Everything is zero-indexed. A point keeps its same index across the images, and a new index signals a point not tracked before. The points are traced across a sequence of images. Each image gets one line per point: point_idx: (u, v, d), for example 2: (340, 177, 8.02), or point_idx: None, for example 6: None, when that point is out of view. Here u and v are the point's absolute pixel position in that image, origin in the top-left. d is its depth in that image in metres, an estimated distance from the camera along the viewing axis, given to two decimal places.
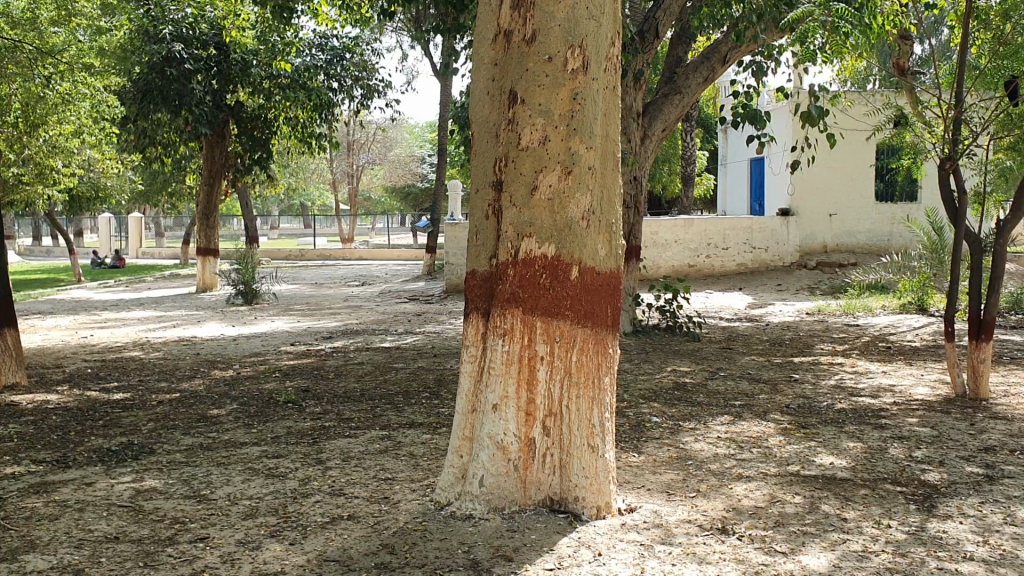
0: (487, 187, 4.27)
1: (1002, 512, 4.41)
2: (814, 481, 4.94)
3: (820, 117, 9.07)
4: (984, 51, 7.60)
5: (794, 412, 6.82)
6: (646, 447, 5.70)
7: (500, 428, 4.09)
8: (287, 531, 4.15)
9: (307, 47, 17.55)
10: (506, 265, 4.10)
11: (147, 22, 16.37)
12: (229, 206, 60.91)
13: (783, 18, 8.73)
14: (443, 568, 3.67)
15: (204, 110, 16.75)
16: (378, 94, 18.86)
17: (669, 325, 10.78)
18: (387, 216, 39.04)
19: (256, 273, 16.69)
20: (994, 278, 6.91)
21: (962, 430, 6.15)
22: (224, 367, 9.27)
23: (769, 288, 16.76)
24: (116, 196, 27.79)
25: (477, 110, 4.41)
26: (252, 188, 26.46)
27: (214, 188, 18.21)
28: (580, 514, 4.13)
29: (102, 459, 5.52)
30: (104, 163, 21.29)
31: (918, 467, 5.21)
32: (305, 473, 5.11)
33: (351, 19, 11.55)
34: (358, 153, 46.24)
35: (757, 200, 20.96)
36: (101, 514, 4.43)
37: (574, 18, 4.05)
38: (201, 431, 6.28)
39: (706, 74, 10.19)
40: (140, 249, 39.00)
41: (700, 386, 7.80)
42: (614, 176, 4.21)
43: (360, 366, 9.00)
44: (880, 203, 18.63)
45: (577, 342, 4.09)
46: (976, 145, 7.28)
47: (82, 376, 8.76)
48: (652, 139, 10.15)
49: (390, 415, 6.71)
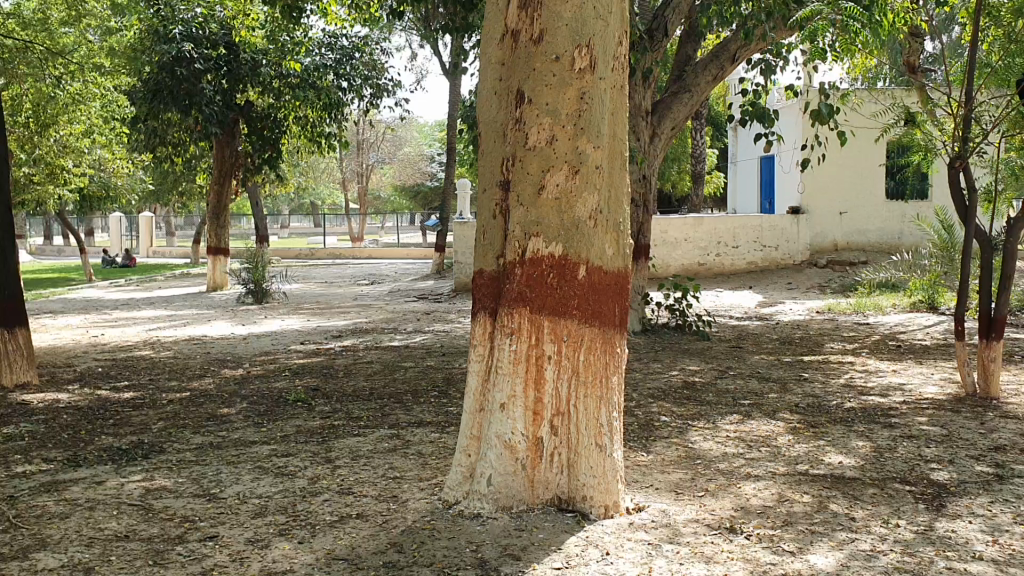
0: (494, 187, 4.24)
1: (1012, 512, 4.39)
2: (823, 480, 4.93)
3: (830, 116, 8.97)
4: (995, 48, 7.56)
5: (804, 411, 6.79)
6: (655, 446, 5.68)
7: (508, 428, 4.09)
8: (295, 530, 4.16)
9: (316, 46, 17.57)
10: (514, 265, 4.10)
11: (157, 23, 16.46)
12: (240, 204, 61.18)
13: (793, 17, 8.70)
14: (451, 567, 3.67)
15: (214, 110, 16.78)
16: (387, 93, 18.89)
17: (679, 325, 10.78)
18: (397, 216, 39.08)
19: (267, 273, 16.65)
20: (1006, 277, 6.84)
21: (973, 429, 6.12)
22: (234, 366, 9.26)
23: (780, 287, 16.71)
24: (126, 196, 27.86)
25: (484, 110, 4.39)
26: (264, 187, 26.51)
27: (225, 188, 18.32)
28: (588, 514, 4.13)
29: (112, 459, 5.53)
30: (114, 162, 21.43)
31: (928, 467, 5.18)
32: (313, 472, 5.11)
33: (361, 20, 11.53)
34: (366, 152, 46.67)
35: (768, 199, 20.87)
36: (111, 514, 4.44)
37: (582, 18, 4.06)
38: (210, 431, 6.27)
39: (715, 72, 10.13)
40: (151, 248, 39.06)
41: (709, 385, 7.78)
42: (622, 176, 4.22)
43: (370, 366, 8.99)
44: (891, 202, 18.52)
45: (585, 342, 4.10)
46: (986, 144, 7.17)
47: (93, 376, 8.75)
48: (660, 137, 10.15)
49: (399, 414, 6.70)
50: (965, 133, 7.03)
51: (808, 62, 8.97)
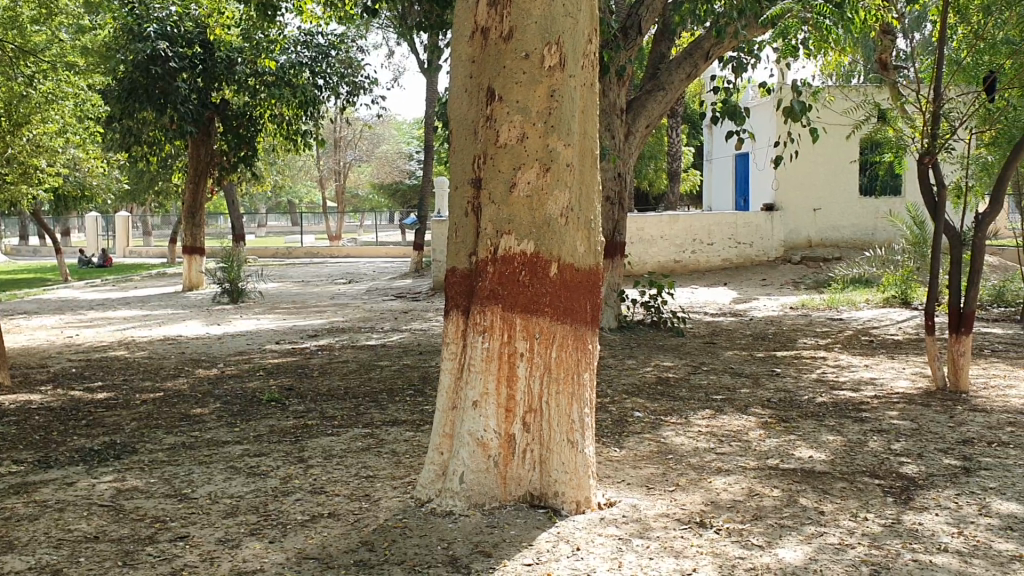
0: (466, 185, 4.25)
1: (977, 504, 4.45)
2: (792, 474, 4.96)
3: (802, 114, 9.00)
4: (964, 46, 7.57)
5: (775, 406, 6.85)
6: (627, 442, 5.71)
7: (480, 425, 4.10)
8: (266, 530, 4.16)
9: (292, 44, 17.44)
10: (486, 263, 4.11)
11: (131, 21, 16.24)
12: (216, 204, 60.71)
13: (764, 15, 8.71)
14: (423, 565, 3.67)
15: (189, 108, 16.70)
16: (364, 91, 18.82)
17: (654, 321, 10.84)
18: (376, 214, 38.97)
19: (242, 272, 16.56)
20: (974, 272, 6.90)
21: (942, 422, 6.19)
22: (208, 366, 9.22)
23: (755, 284, 16.80)
24: (102, 196, 27.61)
25: (455, 107, 4.39)
26: (240, 185, 26.33)
27: (201, 186, 18.21)
28: (560, 510, 4.15)
29: (83, 459, 5.50)
30: (89, 161, 21.25)
31: (897, 461, 5.23)
32: (285, 472, 5.10)
33: (336, 17, 11.49)
34: (343, 151, 46.51)
35: (743, 196, 20.97)
36: (81, 514, 4.42)
37: (551, 16, 4.07)
38: (182, 431, 6.26)
39: (689, 70, 10.17)
40: (127, 248, 38.76)
41: (683, 381, 7.82)
42: (592, 174, 4.23)
43: (346, 365, 8.96)
44: (864, 198, 18.69)
45: (556, 339, 4.11)
46: (956, 140, 7.18)
47: (66, 377, 8.70)
48: (636, 135, 10.18)
49: (373, 413, 6.68)
50: (934, 129, 7.06)
51: (780, 59, 8.99)
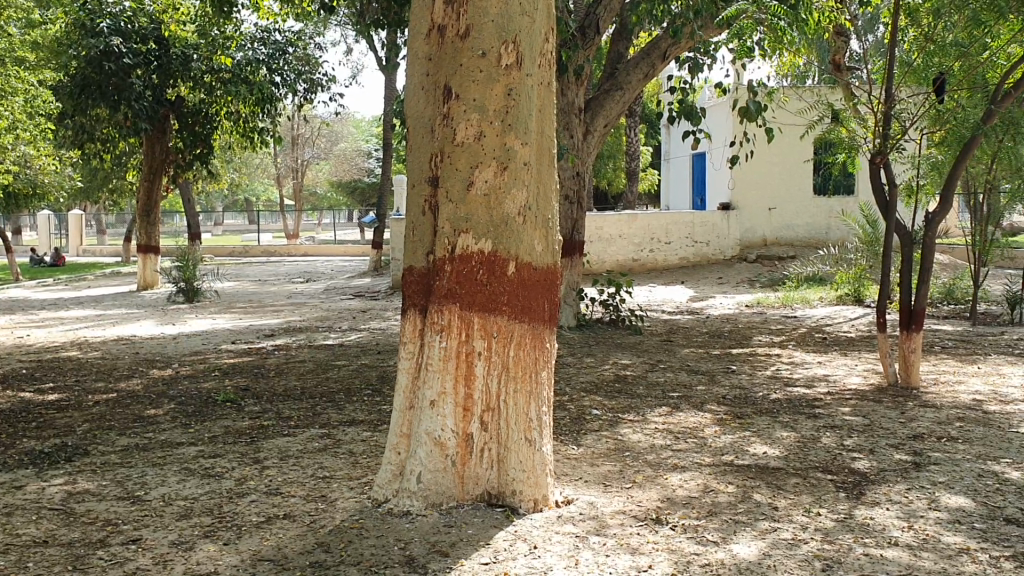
0: (423, 183, 4.23)
1: (927, 498, 4.53)
2: (747, 470, 5.02)
3: (757, 113, 9.09)
4: (915, 48, 7.69)
5: (731, 403, 6.92)
6: (585, 439, 5.73)
7: (438, 425, 4.09)
8: (221, 531, 4.11)
9: (249, 41, 17.27)
10: (443, 262, 4.10)
11: (83, 16, 15.92)
12: (171, 203, 59.88)
13: (720, 16, 8.78)
14: (379, 566, 3.66)
15: (144, 105, 16.43)
16: (321, 89, 18.68)
17: (612, 320, 10.91)
18: (334, 212, 38.68)
19: (198, 272, 16.37)
20: (925, 269, 7.02)
21: (893, 418, 6.30)
22: (162, 366, 9.10)
23: (712, 282, 16.95)
24: (53, 194, 27.09)
25: (411, 105, 4.37)
26: (195, 183, 25.99)
27: (156, 184, 17.96)
28: (517, 508, 4.16)
29: (33, 462, 5.40)
30: (40, 159, 20.85)
31: (849, 456, 5.31)
32: (241, 473, 5.06)
33: (293, 14, 11.40)
34: (301, 148, 46.11)
35: (700, 195, 21.15)
36: (30, 518, 4.34)
37: (507, 15, 4.07)
38: (136, 432, 6.17)
39: (646, 70, 10.23)
40: (80, 247, 38.12)
41: (640, 379, 7.87)
42: (549, 173, 4.24)
43: (303, 365, 8.89)
44: (818, 197, 18.95)
45: (514, 338, 4.11)
46: (906, 139, 7.29)
47: (16, 378, 8.55)
48: (594, 135, 10.22)
49: (330, 413, 6.64)
50: (885, 130, 7.18)
51: (735, 60, 9.07)
